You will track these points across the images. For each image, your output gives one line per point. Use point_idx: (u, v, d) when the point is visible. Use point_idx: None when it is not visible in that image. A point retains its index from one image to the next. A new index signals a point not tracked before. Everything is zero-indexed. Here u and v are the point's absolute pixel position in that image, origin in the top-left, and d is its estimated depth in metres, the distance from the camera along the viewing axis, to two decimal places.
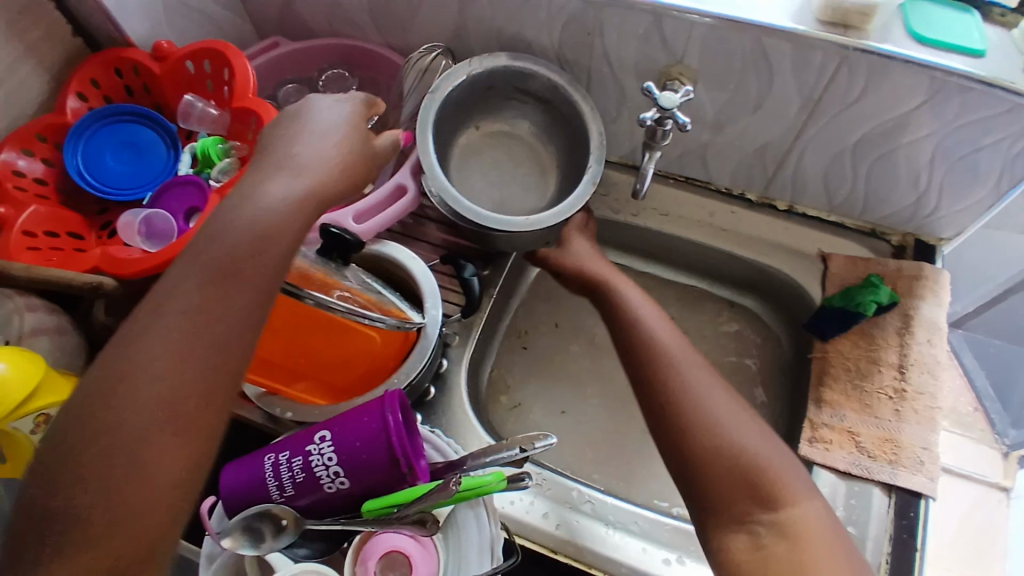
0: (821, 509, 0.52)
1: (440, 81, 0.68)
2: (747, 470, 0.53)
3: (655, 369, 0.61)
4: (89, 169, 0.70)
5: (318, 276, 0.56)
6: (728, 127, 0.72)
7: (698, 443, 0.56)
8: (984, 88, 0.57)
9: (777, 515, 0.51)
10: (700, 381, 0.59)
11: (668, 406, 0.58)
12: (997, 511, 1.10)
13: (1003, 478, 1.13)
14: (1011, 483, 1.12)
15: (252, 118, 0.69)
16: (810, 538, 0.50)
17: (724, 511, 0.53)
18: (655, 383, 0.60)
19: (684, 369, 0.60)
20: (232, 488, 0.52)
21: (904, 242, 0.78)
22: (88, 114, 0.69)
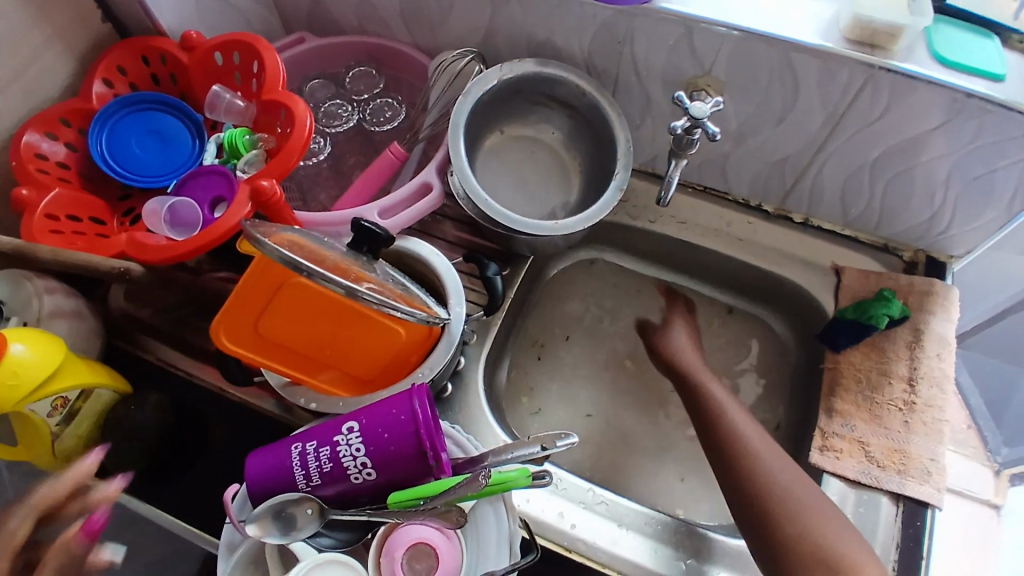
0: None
1: (472, 85, 0.69)
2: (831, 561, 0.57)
3: (735, 452, 0.66)
4: (114, 155, 0.70)
5: (349, 267, 0.55)
6: (750, 139, 0.73)
7: (781, 524, 0.59)
8: (1003, 111, 0.58)
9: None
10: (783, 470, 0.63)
11: (746, 480, 0.63)
12: (990, 527, 1.13)
13: (994, 495, 1.16)
14: (1002, 501, 1.15)
15: (281, 110, 0.68)
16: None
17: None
18: (735, 466, 0.65)
19: (766, 459, 0.65)
20: (259, 476, 0.53)
21: (915, 258, 0.80)
22: (115, 100, 0.70)
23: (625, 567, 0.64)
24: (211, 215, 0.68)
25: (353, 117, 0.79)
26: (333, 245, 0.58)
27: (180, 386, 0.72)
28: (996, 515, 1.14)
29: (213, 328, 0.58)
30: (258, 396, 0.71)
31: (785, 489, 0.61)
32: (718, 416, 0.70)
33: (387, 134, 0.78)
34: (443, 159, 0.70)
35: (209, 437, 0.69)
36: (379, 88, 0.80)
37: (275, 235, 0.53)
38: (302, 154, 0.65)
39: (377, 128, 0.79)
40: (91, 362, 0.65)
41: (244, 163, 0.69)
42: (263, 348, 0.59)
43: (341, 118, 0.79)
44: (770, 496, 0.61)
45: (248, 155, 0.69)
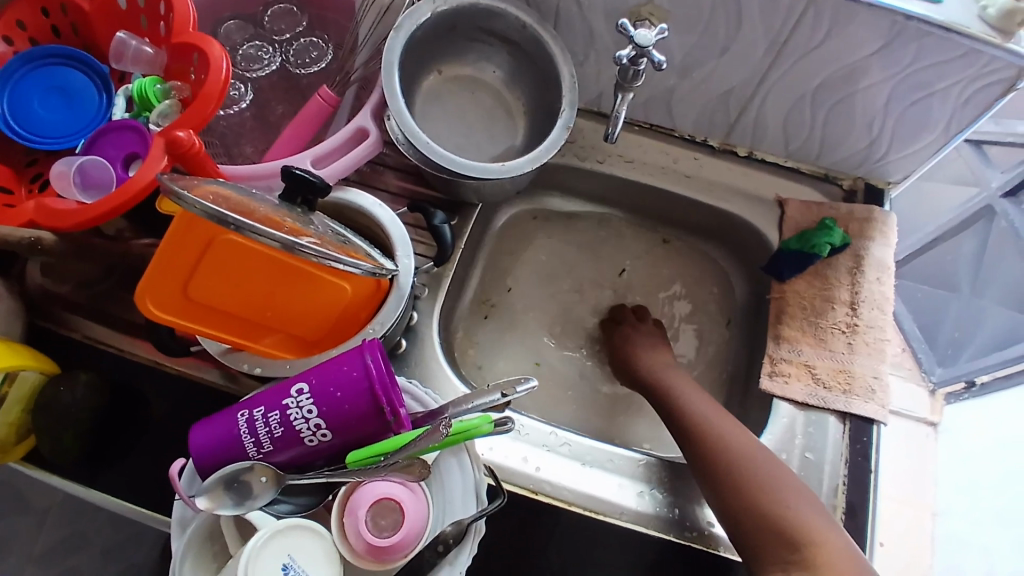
0: (845, 543, 0.53)
1: (404, 18, 0.65)
2: (782, 525, 0.54)
3: (695, 431, 0.66)
4: (16, 117, 0.64)
5: (285, 221, 0.52)
6: (695, 72, 0.72)
7: (736, 501, 0.58)
8: (942, 33, 0.59)
9: (804, 555, 0.52)
10: (741, 441, 0.63)
11: (707, 460, 0.63)
12: (927, 442, 1.32)
13: (931, 414, 1.35)
14: (938, 418, 1.34)
15: (194, 54, 0.62)
16: (828, 559, 0.51)
17: (764, 557, 0.54)
18: (696, 444, 0.65)
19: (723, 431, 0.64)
20: (207, 448, 0.50)
21: (855, 186, 0.81)
22: (15, 57, 0.64)
23: (590, 503, 0.64)
24: (126, 174, 0.62)
25: (276, 59, 0.73)
26: (265, 198, 0.54)
27: (114, 362, 0.67)
28: (932, 432, 1.33)
29: (137, 294, 0.53)
30: (196, 366, 0.67)
31: (739, 460, 0.61)
32: (674, 400, 0.71)
33: (315, 76, 0.73)
34: (378, 102, 0.66)
35: (152, 412, 0.66)
36: (302, 26, 0.74)
37: (198, 189, 0.49)
38: (220, 102, 0.60)
39: (302, 70, 0.73)
40: (9, 344, 0.62)
41: (156, 115, 0.64)
42: (195, 313, 0.55)
43: (262, 62, 0.73)
44: (731, 472, 0.60)
45: (159, 107, 0.64)
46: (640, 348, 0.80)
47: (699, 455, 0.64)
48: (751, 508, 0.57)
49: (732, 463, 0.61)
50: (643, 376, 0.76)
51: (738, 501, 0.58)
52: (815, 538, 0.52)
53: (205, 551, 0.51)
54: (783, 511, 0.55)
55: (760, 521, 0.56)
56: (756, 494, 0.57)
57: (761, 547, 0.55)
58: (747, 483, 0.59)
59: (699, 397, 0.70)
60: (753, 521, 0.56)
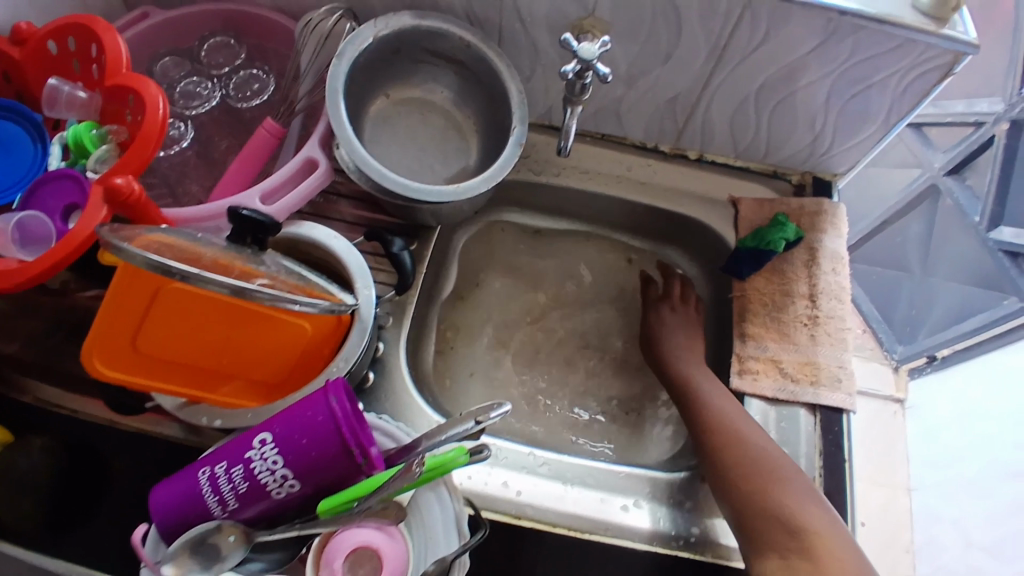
0: (842, 535, 0.57)
1: (345, 46, 0.63)
2: (789, 518, 0.58)
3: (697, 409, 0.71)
4: None
5: (235, 263, 0.50)
6: (640, 80, 0.72)
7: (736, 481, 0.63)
8: (876, 25, 0.60)
9: (804, 543, 0.56)
10: (742, 421, 0.68)
11: (723, 453, 0.65)
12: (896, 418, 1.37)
13: (897, 391, 1.40)
14: (904, 395, 1.39)
15: (130, 96, 0.60)
16: (828, 556, 0.55)
17: (763, 544, 0.58)
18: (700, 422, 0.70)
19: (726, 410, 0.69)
20: (169, 509, 0.48)
21: (803, 181, 0.84)
22: None
23: (575, 522, 0.64)
24: (66, 226, 0.59)
25: (215, 95, 0.71)
26: (210, 241, 0.52)
27: (69, 424, 0.64)
28: (899, 410, 1.38)
29: (83, 352, 0.51)
30: (157, 422, 0.64)
31: (752, 453, 0.64)
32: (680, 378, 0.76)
33: (257, 108, 0.71)
34: (325, 132, 0.65)
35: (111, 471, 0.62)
36: (241, 58, 0.72)
37: (139, 239, 0.47)
38: (159, 143, 0.57)
39: (244, 103, 0.71)
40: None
41: (94, 161, 0.60)
42: (147, 365, 0.53)
43: (201, 97, 0.70)
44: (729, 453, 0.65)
45: (97, 152, 0.61)
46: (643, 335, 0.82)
47: (713, 447, 0.66)
48: (765, 499, 0.60)
49: (750, 455, 0.64)
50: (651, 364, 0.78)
51: (736, 481, 0.63)
52: (819, 532, 0.56)
53: None
54: (790, 506, 0.59)
55: (770, 510, 0.59)
56: (751, 476, 0.62)
57: (763, 531, 0.58)
58: (761, 474, 0.62)
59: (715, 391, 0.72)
60: (753, 496, 0.61)
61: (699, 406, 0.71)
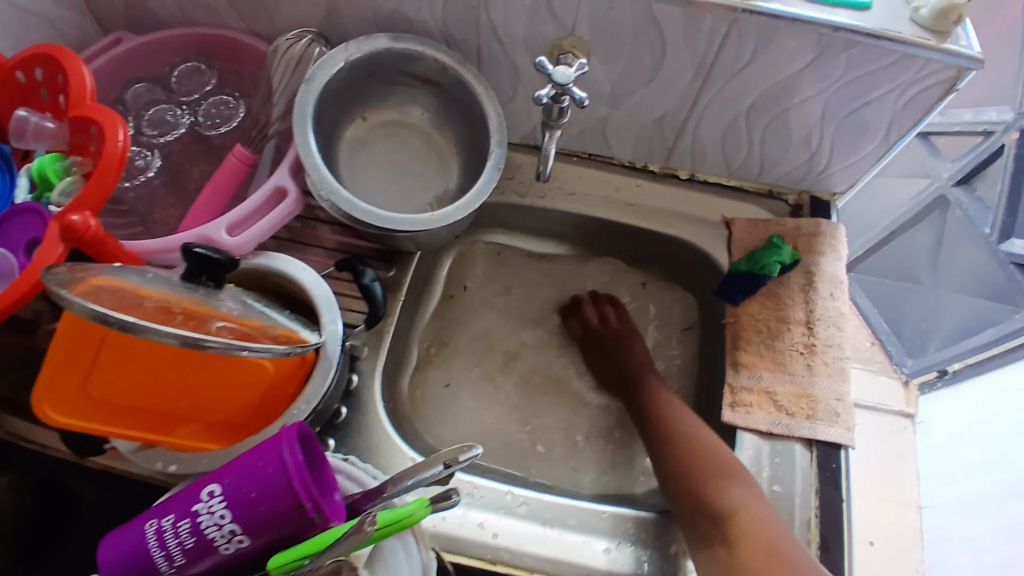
0: (763, 514, 0.56)
1: (314, 71, 0.61)
2: (712, 503, 0.59)
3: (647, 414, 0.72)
4: None
5: (185, 306, 0.47)
6: (626, 100, 0.69)
7: (675, 478, 0.63)
8: (871, 41, 0.57)
9: (725, 526, 0.56)
10: (686, 421, 0.68)
11: (662, 447, 0.67)
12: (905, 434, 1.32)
13: (907, 406, 1.35)
14: (914, 410, 1.34)
15: (91, 128, 0.57)
16: (747, 537, 0.54)
17: (695, 533, 0.58)
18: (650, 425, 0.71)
19: (672, 413, 0.70)
20: (115, 564, 0.46)
21: (800, 200, 0.80)
22: None
23: (553, 567, 0.61)
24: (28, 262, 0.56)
25: (184, 121, 0.69)
26: (162, 279, 0.50)
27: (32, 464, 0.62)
28: (909, 425, 1.33)
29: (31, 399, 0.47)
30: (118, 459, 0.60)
31: (684, 444, 0.65)
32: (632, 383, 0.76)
33: (227, 136, 0.69)
34: (295, 159, 0.62)
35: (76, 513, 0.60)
36: (212, 84, 0.69)
37: (82, 284, 0.44)
38: (121, 172, 0.54)
39: (213, 131, 0.69)
40: None
41: (58, 193, 0.58)
42: (100, 412, 0.50)
43: (170, 125, 0.68)
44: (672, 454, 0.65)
45: (61, 184, 0.58)
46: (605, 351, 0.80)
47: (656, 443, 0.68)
48: (691, 487, 0.61)
49: (683, 446, 0.65)
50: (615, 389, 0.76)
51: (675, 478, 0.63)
52: (740, 512, 0.57)
53: None
54: (713, 490, 0.59)
55: (696, 498, 0.60)
56: (684, 472, 0.63)
57: (693, 520, 0.59)
58: (687, 463, 0.63)
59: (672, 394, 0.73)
60: (687, 490, 0.62)
61: (648, 406, 0.73)
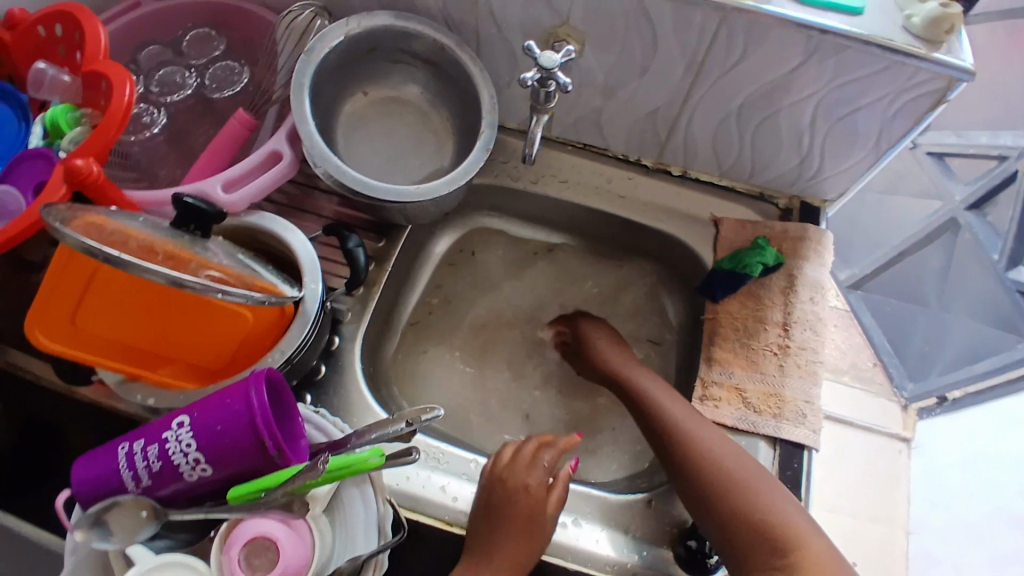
0: (829, 544, 0.55)
1: (314, 42, 0.64)
2: (769, 531, 0.56)
3: (662, 429, 0.68)
4: None
5: (169, 249, 0.50)
6: (619, 91, 0.71)
7: (717, 504, 0.60)
8: (861, 46, 0.58)
9: (790, 559, 0.54)
10: (712, 438, 0.65)
11: (685, 466, 0.64)
12: (899, 458, 1.26)
13: (903, 429, 1.29)
14: (911, 434, 1.29)
15: (103, 81, 0.60)
16: (819, 570, 0.53)
17: (753, 563, 0.56)
18: (667, 442, 0.67)
19: (694, 429, 0.66)
20: (86, 482, 0.49)
21: (790, 205, 0.81)
22: None
23: None
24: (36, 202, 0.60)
25: (192, 83, 0.71)
26: (152, 224, 0.53)
27: (27, 394, 0.66)
28: (905, 449, 1.27)
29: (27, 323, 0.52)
30: (112, 396, 0.65)
31: (720, 466, 0.62)
32: (644, 399, 0.72)
33: (231, 99, 0.71)
34: (293, 127, 0.65)
35: (65, 443, 0.64)
36: (219, 50, 0.72)
37: (78, 219, 0.47)
38: (121, 129, 0.58)
39: (218, 94, 0.71)
40: None
41: (68, 141, 0.61)
42: (88, 340, 0.53)
43: (178, 86, 0.70)
44: (704, 477, 0.62)
45: (71, 133, 0.62)
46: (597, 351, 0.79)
47: (677, 458, 0.65)
48: (738, 514, 0.59)
49: (712, 471, 0.62)
50: None
51: (717, 503, 0.60)
52: (805, 546, 0.55)
53: None
54: (771, 513, 0.57)
55: (745, 526, 0.58)
56: (729, 500, 0.60)
57: (746, 549, 0.57)
58: (732, 486, 0.60)
59: (667, 396, 0.71)
60: (736, 518, 0.59)
61: (658, 417, 0.69)
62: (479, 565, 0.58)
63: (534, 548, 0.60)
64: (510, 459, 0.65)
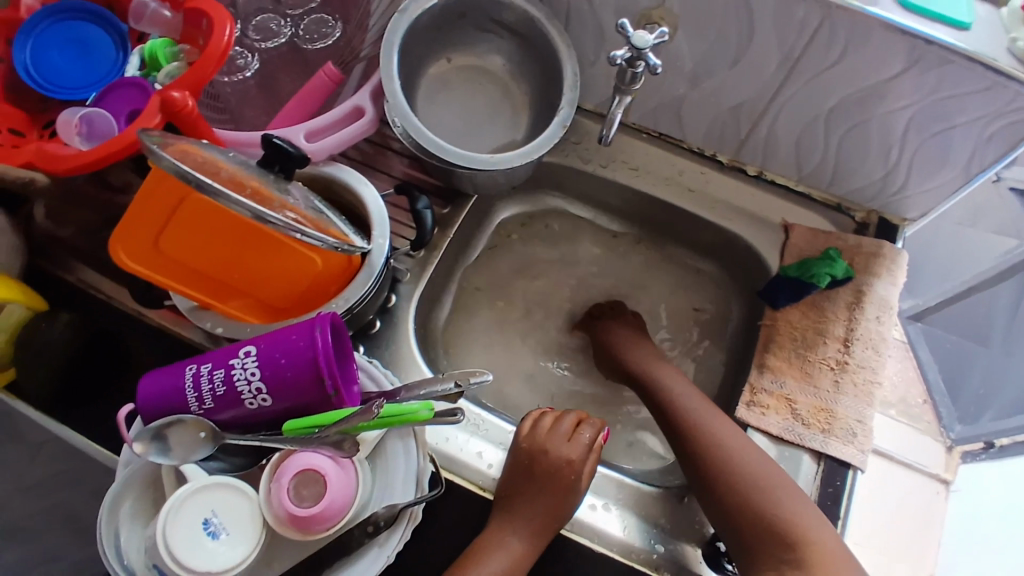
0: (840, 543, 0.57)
1: (409, 1, 0.65)
2: (782, 528, 0.57)
3: (680, 422, 0.68)
4: (37, 65, 0.63)
5: (254, 184, 0.52)
6: (706, 81, 0.69)
7: (729, 497, 0.61)
8: (965, 62, 0.55)
9: (797, 554, 0.56)
10: (727, 432, 0.65)
11: (698, 459, 0.64)
12: (937, 500, 1.20)
13: (945, 471, 1.22)
14: (952, 477, 1.22)
15: (204, 20, 0.63)
16: (825, 566, 0.55)
17: (759, 555, 0.58)
18: (682, 433, 0.67)
19: (711, 423, 0.66)
20: (150, 397, 0.51)
21: (867, 219, 0.78)
22: (40, 9, 0.63)
23: None
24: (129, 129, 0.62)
25: (285, 32, 0.72)
26: (240, 160, 0.54)
27: (101, 309, 0.69)
28: (943, 491, 1.21)
29: (112, 244, 0.55)
30: (179, 323, 0.68)
31: (738, 463, 0.62)
32: (662, 394, 0.72)
33: (321, 52, 0.72)
34: (378, 84, 0.67)
35: (130, 362, 0.67)
36: (316, 1, 0.72)
37: (175, 147, 0.50)
38: (221, 64, 0.60)
39: (310, 45, 0.72)
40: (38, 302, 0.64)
41: (164, 75, 0.63)
42: (168, 267, 0.56)
43: (272, 33, 0.71)
44: (718, 471, 0.62)
45: (168, 67, 0.63)
46: (635, 345, 0.77)
47: (694, 452, 0.65)
48: (751, 510, 0.59)
49: (725, 467, 0.62)
50: (631, 368, 0.76)
51: (729, 496, 0.61)
52: (815, 543, 0.56)
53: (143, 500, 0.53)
54: (783, 510, 0.58)
55: (757, 521, 0.59)
56: (741, 495, 0.60)
57: (755, 544, 0.58)
58: (749, 482, 0.61)
59: (687, 396, 0.70)
60: (746, 513, 0.59)
61: (673, 410, 0.70)
62: (516, 527, 0.59)
63: (564, 515, 0.61)
64: (548, 432, 0.65)
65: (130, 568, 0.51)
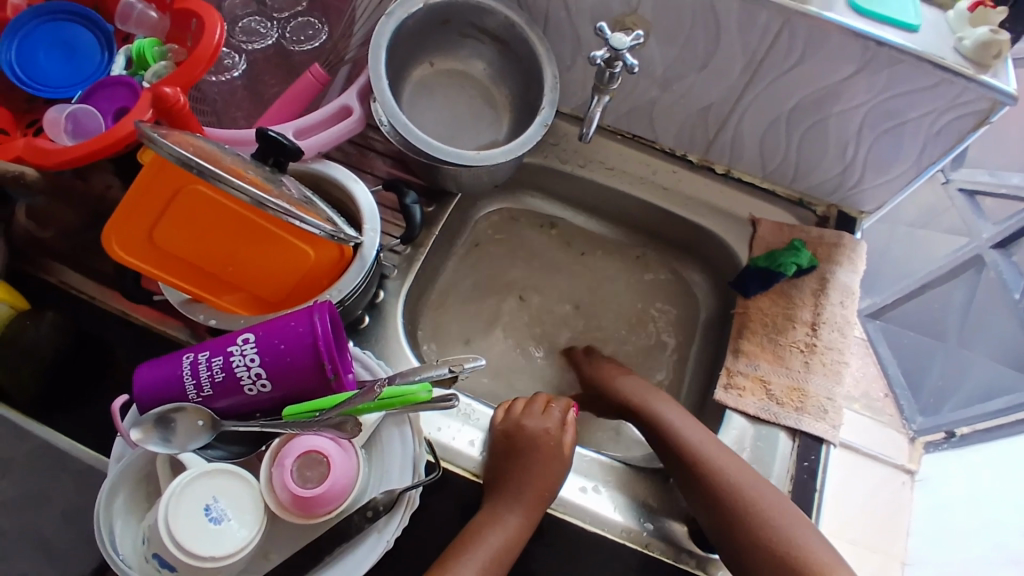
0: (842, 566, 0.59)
1: (396, 5, 0.67)
2: (788, 556, 0.59)
3: (670, 433, 0.69)
4: (21, 64, 0.63)
5: (251, 174, 0.54)
6: (676, 84, 0.73)
7: (736, 528, 0.61)
8: (913, 61, 0.60)
9: None
10: (724, 460, 0.65)
11: (699, 493, 0.64)
12: (904, 490, 1.25)
13: (908, 461, 1.28)
14: (916, 466, 1.27)
15: (193, 21, 0.65)
16: None
17: None
18: (676, 457, 0.67)
19: (704, 450, 0.66)
20: (148, 385, 0.51)
21: (828, 213, 0.83)
22: (27, 10, 0.64)
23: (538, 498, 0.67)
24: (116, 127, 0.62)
25: (272, 35, 0.74)
26: (236, 153, 0.56)
27: (85, 309, 0.68)
28: (909, 481, 1.26)
29: (104, 235, 0.55)
30: (167, 323, 0.68)
31: (745, 492, 0.63)
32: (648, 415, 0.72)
33: (308, 54, 0.74)
34: (365, 85, 0.68)
35: (115, 361, 0.67)
36: (301, 6, 0.75)
37: (177, 137, 0.51)
38: (210, 65, 0.61)
39: (297, 47, 0.74)
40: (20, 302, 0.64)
41: (152, 74, 0.64)
42: (161, 259, 0.56)
43: (260, 35, 0.74)
44: (721, 501, 0.63)
45: (155, 66, 0.64)
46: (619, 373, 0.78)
47: (692, 480, 0.65)
48: (760, 545, 0.60)
49: (726, 498, 0.63)
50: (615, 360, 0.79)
51: (733, 527, 0.61)
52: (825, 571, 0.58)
53: (139, 492, 0.52)
54: (792, 541, 0.60)
55: (767, 554, 0.60)
56: (747, 527, 0.61)
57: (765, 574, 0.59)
58: (755, 514, 0.61)
59: (677, 414, 0.70)
60: (753, 545, 0.60)
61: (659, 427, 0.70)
62: (508, 504, 0.61)
63: (550, 489, 0.63)
64: (523, 409, 0.69)
65: (126, 559, 0.49)
